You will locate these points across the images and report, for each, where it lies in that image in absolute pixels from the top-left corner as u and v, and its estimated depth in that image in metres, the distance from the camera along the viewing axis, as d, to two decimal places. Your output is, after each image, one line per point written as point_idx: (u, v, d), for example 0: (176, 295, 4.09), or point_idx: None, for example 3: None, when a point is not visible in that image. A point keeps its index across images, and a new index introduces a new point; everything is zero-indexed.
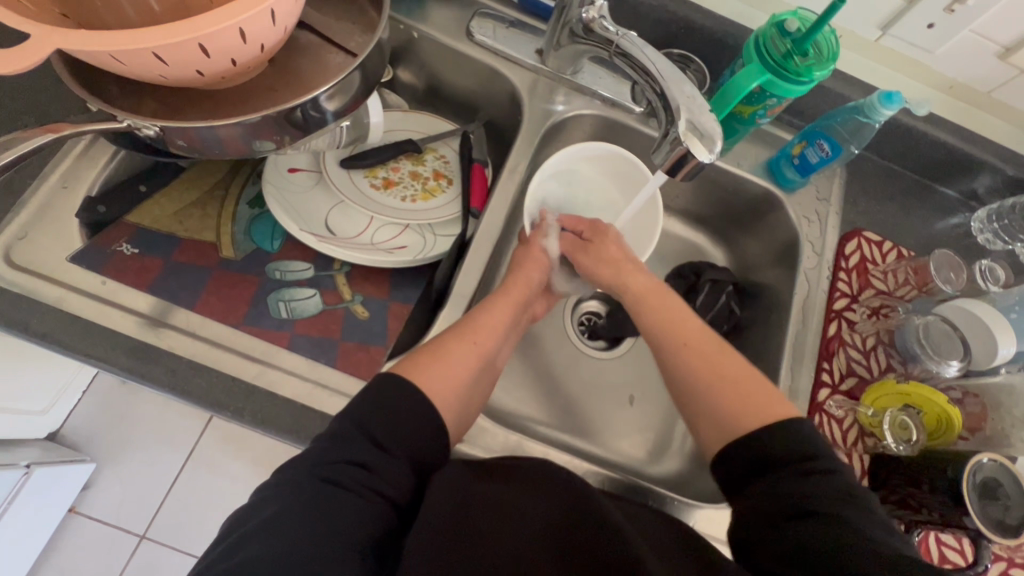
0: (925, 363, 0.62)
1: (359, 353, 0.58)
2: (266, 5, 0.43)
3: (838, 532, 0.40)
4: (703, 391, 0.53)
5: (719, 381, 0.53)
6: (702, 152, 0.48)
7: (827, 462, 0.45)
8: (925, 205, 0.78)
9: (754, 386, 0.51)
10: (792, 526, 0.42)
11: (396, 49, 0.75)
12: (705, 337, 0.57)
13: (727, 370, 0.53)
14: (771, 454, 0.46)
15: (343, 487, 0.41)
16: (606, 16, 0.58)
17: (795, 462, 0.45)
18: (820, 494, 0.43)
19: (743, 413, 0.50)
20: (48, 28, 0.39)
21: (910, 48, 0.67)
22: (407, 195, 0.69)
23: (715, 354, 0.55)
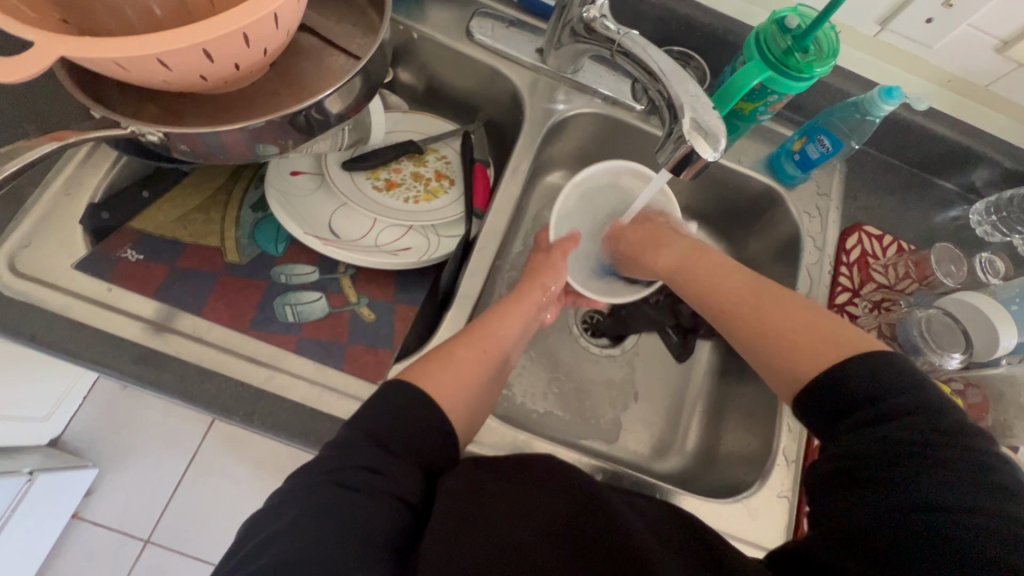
0: (928, 357, 0.62)
1: (367, 356, 0.58)
2: (270, 8, 0.43)
3: (933, 489, 0.36)
4: (771, 342, 0.50)
5: (795, 328, 0.49)
6: (707, 151, 0.48)
7: (898, 405, 0.41)
8: (924, 198, 0.78)
9: (836, 333, 0.47)
10: (878, 481, 0.38)
11: (395, 50, 0.74)
12: (753, 290, 0.55)
13: (785, 317, 0.51)
14: (836, 406, 0.43)
15: (358, 491, 0.41)
16: (607, 16, 0.58)
17: (879, 407, 0.41)
18: (902, 445, 0.39)
19: (817, 357, 0.46)
20: (52, 36, 0.39)
21: (909, 43, 0.67)
22: (409, 197, 0.69)
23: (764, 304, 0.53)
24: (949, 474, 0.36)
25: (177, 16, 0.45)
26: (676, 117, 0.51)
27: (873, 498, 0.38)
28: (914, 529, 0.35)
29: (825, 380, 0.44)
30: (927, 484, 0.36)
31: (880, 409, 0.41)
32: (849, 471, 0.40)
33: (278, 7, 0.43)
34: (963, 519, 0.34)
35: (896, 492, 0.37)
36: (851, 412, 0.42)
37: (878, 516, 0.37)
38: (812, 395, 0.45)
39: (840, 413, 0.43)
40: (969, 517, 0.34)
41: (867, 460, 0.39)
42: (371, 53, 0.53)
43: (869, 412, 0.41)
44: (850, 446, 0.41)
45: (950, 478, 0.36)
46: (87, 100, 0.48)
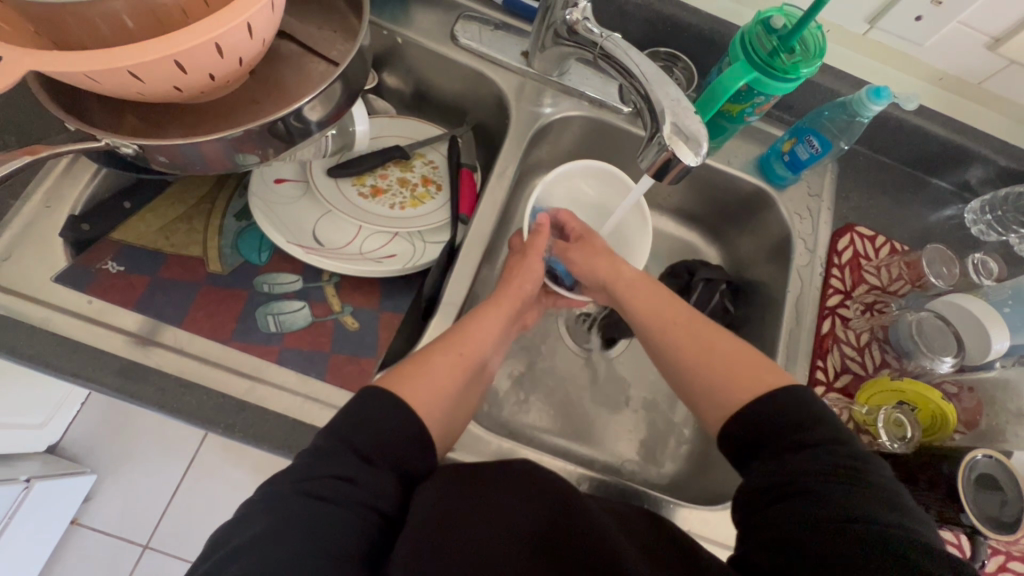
0: (922, 361, 0.62)
1: (350, 365, 0.57)
2: (243, 18, 0.42)
3: (838, 503, 0.40)
4: (699, 371, 0.53)
5: (721, 359, 0.52)
6: (687, 156, 0.48)
7: (811, 429, 0.45)
8: (918, 198, 0.77)
9: (757, 365, 0.51)
10: (793, 498, 0.42)
11: (381, 55, 0.74)
12: (694, 318, 0.57)
13: (713, 347, 0.54)
14: (758, 427, 0.47)
15: (331, 501, 0.41)
16: (589, 18, 0.58)
17: (793, 432, 0.45)
18: (817, 464, 0.43)
19: (739, 388, 0.50)
20: (22, 50, 0.38)
21: (899, 41, 0.66)
22: (395, 202, 0.69)
23: (704, 334, 0.55)
24: (858, 490, 0.41)
25: None
26: (658, 122, 0.50)
27: (794, 513, 0.41)
28: (823, 539, 0.39)
29: (756, 407, 0.47)
30: (833, 498, 0.40)
31: (797, 431, 0.45)
32: (771, 490, 0.43)
33: (251, 17, 0.43)
34: (865, 530, 0.38)
35: (809, 508, 0.41)
36: (771, 434, 0.46)
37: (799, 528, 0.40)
38: (731, 422, 0.49)
39: (762, 435, 0.46)
40: (871, 526, 0.38)
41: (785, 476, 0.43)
42: (350, 60, 0.52)
43: (787, 434, 0.45)
44: (772, 464, 0.44)
45: (855, 493, 0.40)
46: (61, 113, 0.48)
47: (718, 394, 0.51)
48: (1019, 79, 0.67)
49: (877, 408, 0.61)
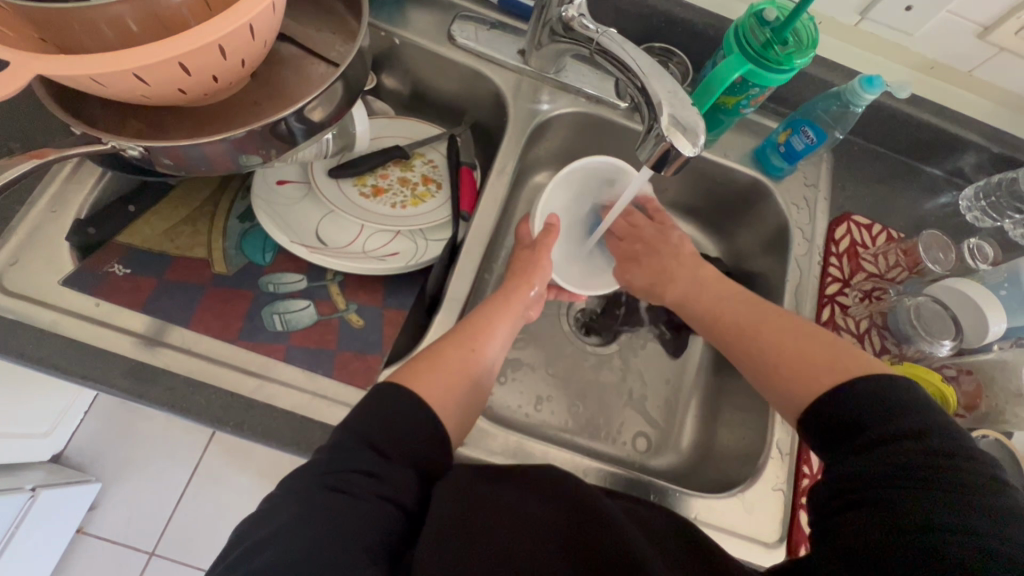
0: (920, 345, 0.62)
1: (356, 361, 0.58)
2: (245, 19, 0.43)
3: (933, 509, 0.36)
4: (776, 362, 0.53)
5: (805, 348, 0.52)
6: (686, 146, 0.48)
7: (919, 427, 0.41)
8: (913, 186, 0.78)
9: (853, 357, 0.48)
10: (876, 500, 0.39)
11: (378, 56, 0.75)
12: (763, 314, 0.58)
13: (796, 339, 0.53)
14: (851, 421, 0.44)
15: (351, 494, 0.41)
16: (585, 15, 0.58)
17: (882, 430, 0.41)
18: (918, 462, 0.39)
19: (822, 379, 0.48)
20: (29, 54, 0.39)
21: (889, 31, 0.67)
22: (396, 202, 0.69)
23: (783, 326, 0.55)
24: (969, 496, 0.36)
25: None
26: (655, 113, 0.51)
27: (881, 510, 0.38)
28: (912, 546, 0.35)
29: (839, 397, 0.45)
30: (931, 504, 0.36)
31: (901, 429, 0.41)
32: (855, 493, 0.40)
33: (253, 19, 0.43)
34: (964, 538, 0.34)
35: (896, 512, 0.37)
36: (865, 429, 0.42)
37: (886, 527, 0.37)
38: (826, 410, 0.46)
39: (853, 430, 0.43)
40: (974, 538, 0.34)
41: (877, 475, 0.40)
42: (350, 59, 0.53)
43: (887, 432, 0.41)
44: (863, 460, 0.41)
45: (957, 503, 0.36)
46: (68, 118, 0.48)
47: (798, 384, 0.50)
48: (1009, 66, 0.68)
49: None
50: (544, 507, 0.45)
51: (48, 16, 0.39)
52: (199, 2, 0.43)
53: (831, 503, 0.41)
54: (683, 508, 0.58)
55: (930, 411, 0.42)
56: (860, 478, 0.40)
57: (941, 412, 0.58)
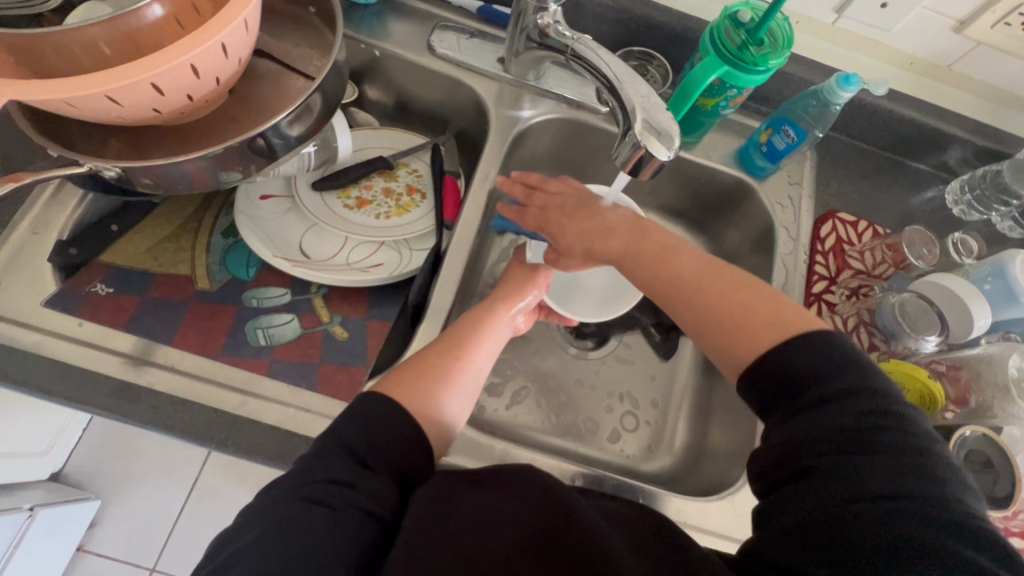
0: (905, 341, 0.62)
1: (340, 374, 0.58)
2: (216, 38, 0.43)
3: (867, 470, 0.37)
4: (713, 325, 0.49)
5: (732, 312, 0.48)
6: (661, 150, 0.49)
7: (846, 383, 0.41)
8: (899, 181, 0.78)
9: (780, 319, 0.46)
10: (819, 468, 0.38)
11: (360, 68, 0.75)
12: (699, 267, 0.52)
13: (732, 296, 0.49)
14: (787, 380, 0.42)
15: (327, 505, 0.41)
16: (560, 22, 0.59)
17: (816, 389, 0.41)
18: (852, 426, 0.39)
19: (754, 344, 0.45)
20: (0, 80, 0.39)
21: (867, 28, 0.67)
22: (380, 212, 0.69)
23: (709, 278, 0.51)
24: (899, 457, 0.37)
25: None
26: (629, 118, 0.51)
27: (824, 482, 0.37)
28: (857, 518, 0.35)
29: (773, 358, 0.43)
30: (870, 470, 0.37)
31: (832, 389, 0.40)
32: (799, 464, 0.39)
33: (225, 37, 0.44)
34: (898, 503, 0.35)
35: (838, 484, 0.37)
36: (800, 388, 0.42)
37: (830, 499, 0.36)
38: (761, 371, 0.44)
39: (788, 388, 0.42)
40: (907, 501, 0.35)
41: (817, 438, 0.39)
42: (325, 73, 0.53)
43: (817, 391, 0.41)
44: (801, 424, 0.40)
45: (887, 462, 0.37)
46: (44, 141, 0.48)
47: (730, 347, 0.47)
48: (989, 59, 0.68)
49: None
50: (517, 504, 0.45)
51: (19, 43, 0.39)
52: (172, 23, 0.44)
53: (774, 468, 0.41)
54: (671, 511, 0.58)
55: (853, 359, 0.42)
56: (802, 442, 0.40)
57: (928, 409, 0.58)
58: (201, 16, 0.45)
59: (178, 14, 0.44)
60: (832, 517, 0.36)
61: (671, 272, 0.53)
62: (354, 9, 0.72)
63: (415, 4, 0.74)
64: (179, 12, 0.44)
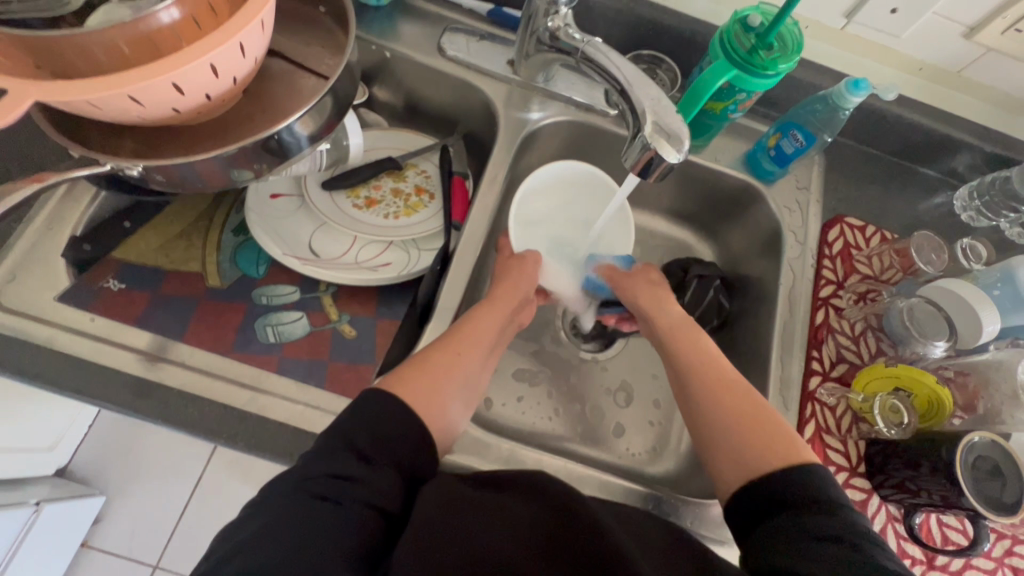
0: (915, 346, 0.62)
1: (349, 372, 0.59)
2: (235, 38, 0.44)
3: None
4: (732, 449, 0.50)
5: (746, 419, 0.51)
6: (670, 153, 0.49)
7: (820, 502, 0.42)
8: (907, 187, 0.78)
9: (791, 444, 0.48)
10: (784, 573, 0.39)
11: (370, 70, 0.76)
12: (727, 380, 0.56)
13: (749, 411, 0.52)
14: (772, 491, 0.45)
15: (331, 499, 0.41)
16: (570, 25, 0.59)
17: (790, 502, 0.43)
18: (815, 532, 0.40)
19: (764, 459, 0.48)
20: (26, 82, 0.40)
21: (876, 34, 0.67)
22: (389, 212, 0.70)
23: (745, 408, 0.53)
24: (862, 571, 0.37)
25: None
26: (639, 121, 0.51)
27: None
28: None
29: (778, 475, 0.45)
30: (811, 522, 0.41)
31: (803, 502, 0.43)
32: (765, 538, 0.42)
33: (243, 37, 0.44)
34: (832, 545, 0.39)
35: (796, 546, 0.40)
36: (777, 505, 0.44)
37: None
38: (749, 493, 0.46)
39: (765, 505, 0.45)
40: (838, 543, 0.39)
41: (782, 544, 0.41)
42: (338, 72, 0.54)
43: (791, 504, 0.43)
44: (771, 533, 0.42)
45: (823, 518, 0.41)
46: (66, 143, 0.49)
47: (743, 460, 0.49)
48: (999, 66, 0.68)
49: (873, 396, 0.61)
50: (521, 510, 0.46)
51: (40, 44, 0.40)
52: (189, 23, 0.44)
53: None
54: (676, 514, 0.58)
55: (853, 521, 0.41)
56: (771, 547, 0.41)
57: (936, 414, 0.58)
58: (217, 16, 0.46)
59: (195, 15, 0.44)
60: None
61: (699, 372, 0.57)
62: (365, 11, 0.73)
63: (426, 6, 0.75)
64: (197, 13, 0.44)
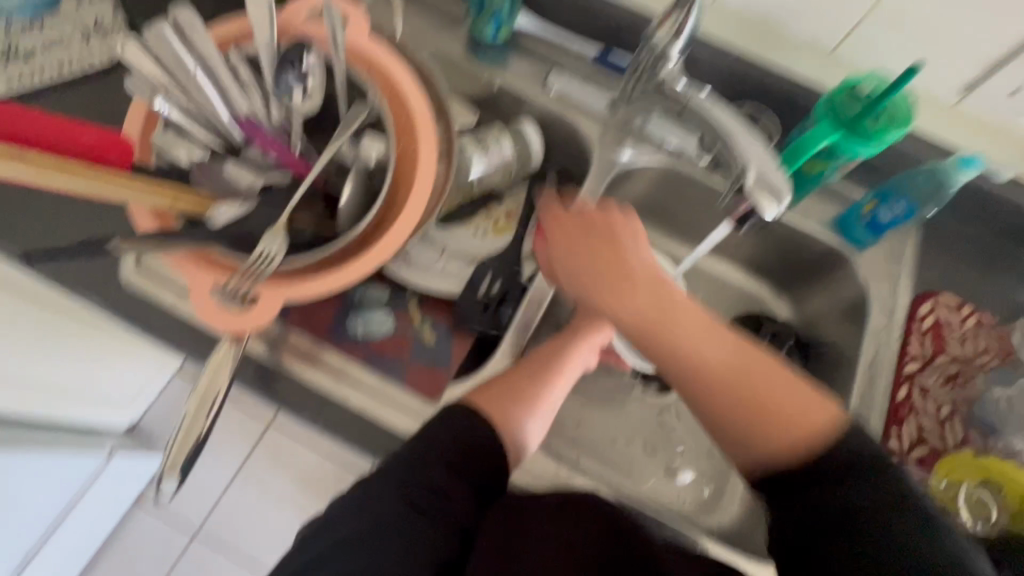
0: (1012, 440, 0.60)
1: (427, 374, 0.61)
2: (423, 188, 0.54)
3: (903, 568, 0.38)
4: (760, 438, 0.44)
5: (733, 395, 0.45)
6: (769, 207, 0.51)
7: (888, 475, 0.41)
8: (1010, 271, 0.74)
9: (811, 412, 0.43)
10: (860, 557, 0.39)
11: (478, 98, 0.81)
12: (719, 342, 0.47)
13: (750, 380, 0.45)
14: (828, 467, 0.42)
15: (420, 510, 0.44)
16: (679, 78, 0.63)
17: (855, 478, 0.41)
18: (892, 515, 0.40)
19: (792, 441, 0.43)
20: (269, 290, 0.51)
21: (992, 112, 0.66)
22: (480, 230, 0.73)
23: (701, 375, 0.46)
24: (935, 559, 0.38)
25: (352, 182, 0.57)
26: (740, 171, 0.52)
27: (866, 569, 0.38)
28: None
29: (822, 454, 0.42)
30: (895, 531, 0.39)
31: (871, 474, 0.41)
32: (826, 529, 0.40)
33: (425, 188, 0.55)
34: (918, 565, 0.38)
35: (878, 562, 0.38)
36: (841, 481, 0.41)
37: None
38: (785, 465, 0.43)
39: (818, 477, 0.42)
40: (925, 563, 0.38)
41: (851, 517, 0.40)
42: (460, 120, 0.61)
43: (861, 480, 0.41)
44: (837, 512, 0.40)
45: (914, 534, 0.39)
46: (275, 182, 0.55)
47: (763, 452, 0.44)
48: None
49: (957, 484, 0.57)
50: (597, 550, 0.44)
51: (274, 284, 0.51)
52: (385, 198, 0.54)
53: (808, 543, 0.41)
54: None
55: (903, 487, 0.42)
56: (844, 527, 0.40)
57: None
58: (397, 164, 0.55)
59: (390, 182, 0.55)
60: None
61: (684, 340, 0.47)
62: (483, 45, 0.79)
63: (538, 45, 0.80)
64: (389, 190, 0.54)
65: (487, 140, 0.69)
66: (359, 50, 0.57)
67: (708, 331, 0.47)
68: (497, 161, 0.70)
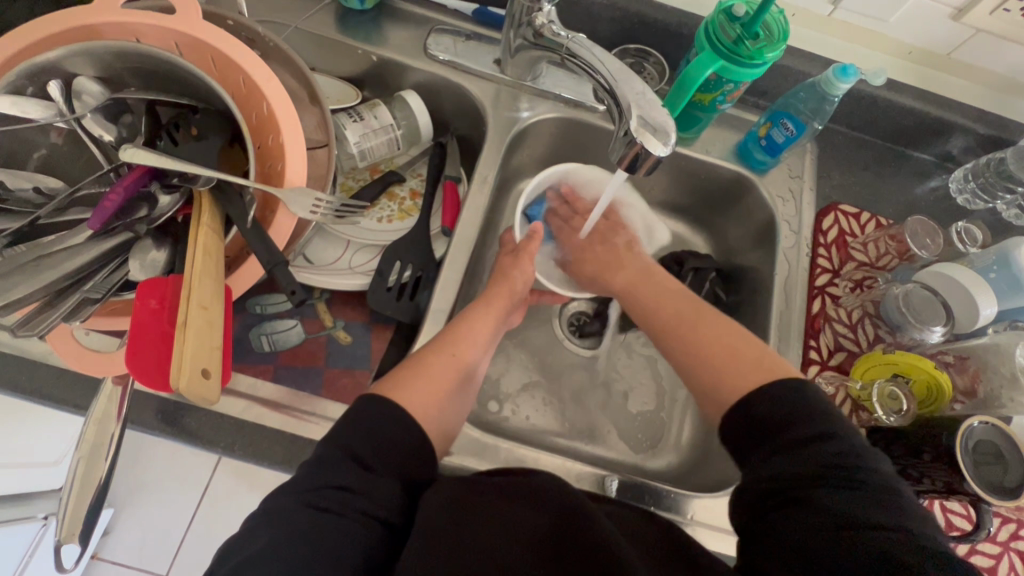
0: (912, 333, 0.61)
1: (344, 378, 0.60)
2: (296, 162, 0.49)
3: (834, 508, 0.39)
4: (720, 379, 0.51)
5: (716, 355, 0.53)
6: (657, 146, 0.49)
7: (821, 424, 0.44)
8: (900, 171, 0.77)
9: (766, 361, 0.51)
10: (790, 499, 0.41)
11: (358, 75, 0.75)
12: (694, 321, 0.58)
13: (718, 343, 0.54)
14: (760, 421, 0.46)
15: (333, 511, 0.41)
16: (555, 21, 0.59)
17: (787, 428, 0.44)
18: (820, 460, 0.42)
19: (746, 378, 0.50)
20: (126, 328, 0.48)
21: (863, 18, 0.67)
22: (383, 216, 0.68)
23: (692, 333, 0.57)
24: (863, 493, 0.40)
25: (234, 172, 0.52)
26: (625, 116, 0.51)
27: (803, 516, 0.40)
28: (836, 548, 0.37)
29: (754, 395, 0.47)
30: (831, 490, 0.40)
31: (803, 428, 0.44)
32: (765, 485, 0.43)
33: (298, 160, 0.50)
34: (861, 531, 0.38)
35: (803, 506, 0.40)
36: (776, 437, 0.44)
37: (805, 537, 0.39)
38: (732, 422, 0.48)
39: (757, 436, 0.46)
40: (868, 530, 0.38)
41: (787, 470, 0.43)
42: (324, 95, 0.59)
43: (795, 433, 0.44)
44: (780, 473, 0.43)
45: (846, 492, 0.40)
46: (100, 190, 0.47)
47: (725, 385, 0.51)
48: (990, 47, 0.67)
49: (870, 383, 0.61)
50: (522, 511, 0.45)
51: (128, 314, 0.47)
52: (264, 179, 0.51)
53: (756, 502, 0.44)
54: (677, 508, 0.58)
55: (847, 432, 0.44)
56: (788, 484, 0.42)
57: (933, 402, 0.59)
58: (266, 143, 0.51)
59: (260, 193, 0.50)
60: (812, 550, 0.38)
61: (678, 340, 0.57)
62: (351, 16, 0.73)
63: (411, 9, 0.75)
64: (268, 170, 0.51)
65: (361, 113, 0.67)
66: (184, 35, 0.49)
67: (692, 317, 0.58)
68: (375, 129, 0.67)
